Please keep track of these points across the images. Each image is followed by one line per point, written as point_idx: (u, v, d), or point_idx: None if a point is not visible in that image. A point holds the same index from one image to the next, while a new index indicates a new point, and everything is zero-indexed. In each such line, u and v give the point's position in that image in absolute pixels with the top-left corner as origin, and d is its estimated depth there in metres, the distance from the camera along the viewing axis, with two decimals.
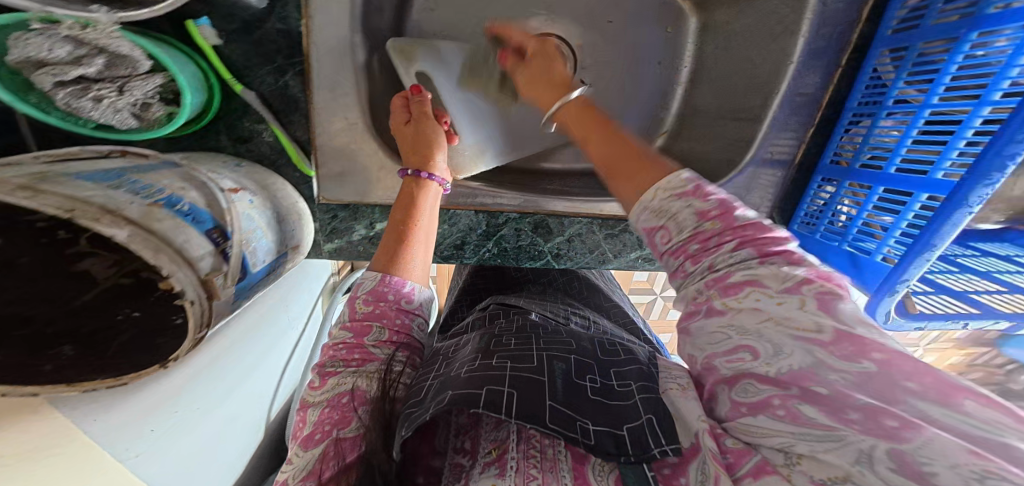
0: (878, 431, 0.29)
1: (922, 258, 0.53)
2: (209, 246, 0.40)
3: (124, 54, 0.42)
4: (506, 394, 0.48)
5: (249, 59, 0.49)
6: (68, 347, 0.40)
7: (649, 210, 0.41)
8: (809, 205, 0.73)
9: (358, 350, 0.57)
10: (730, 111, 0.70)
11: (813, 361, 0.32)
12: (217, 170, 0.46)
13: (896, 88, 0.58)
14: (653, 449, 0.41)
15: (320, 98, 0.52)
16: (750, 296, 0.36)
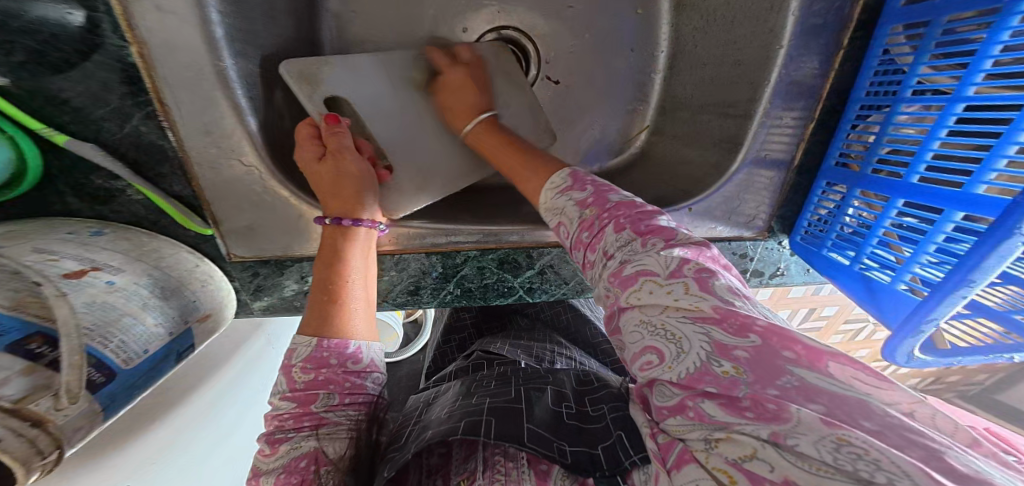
0: (765, 415, 0.25)
1: (954, 295, 0.36)
2: (17, 362, 0.30)
3: None
4: (484, 421, 0.43)
5: (97, 99, 0.41)
6: None
7: (551, 203, 0.43)
8: (812, 213, 0.55)
9: (307, 418, 0.44)
10: (717, 104, 0.57)
11: (708, 350, 0.28)
12: (54, 254, 0.38)
13: (915, 74, 0.41)
14: (625, 461, 0.34)
15: (197, 143, 0.44)
16: (643, 287, 0.33)
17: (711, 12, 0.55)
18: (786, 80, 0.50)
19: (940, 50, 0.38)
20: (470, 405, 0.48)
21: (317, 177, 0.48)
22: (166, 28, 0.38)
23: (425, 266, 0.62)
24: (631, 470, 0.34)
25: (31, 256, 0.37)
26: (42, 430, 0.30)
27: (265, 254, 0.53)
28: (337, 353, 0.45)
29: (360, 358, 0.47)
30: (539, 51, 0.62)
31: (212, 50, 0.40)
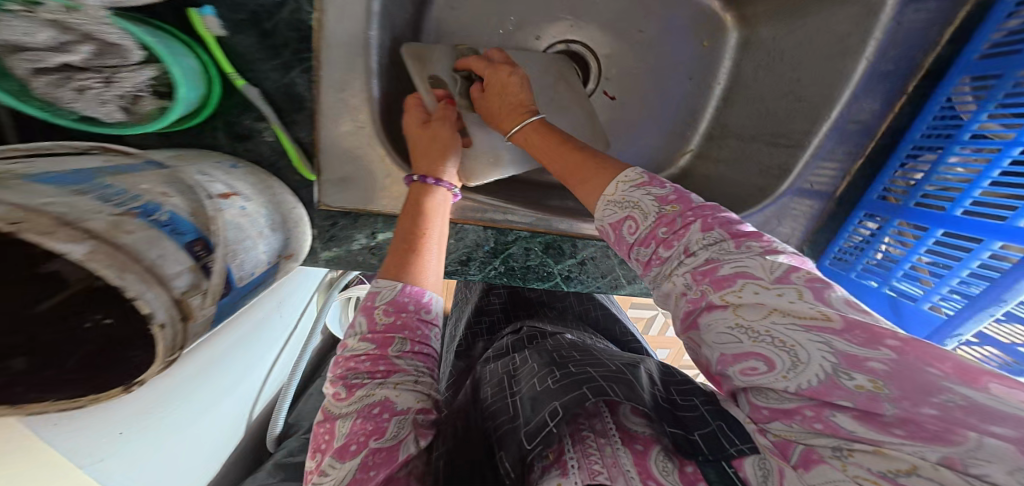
0: (924, 434, 0.28)
1: (985, 313, 0.45)
2: (187, 262, 0.35)
3: (116, 41, 0.34)
4: (603, 387, 0.45)
5: (253, 51, 0.46)
6: (20, 360, 0.34)
7: (612, 204, 0.45)
8: (847, 239, 0.62)
9: (383, 362, 0.46)
10: (770, 134, 0.62)
11: (831, 365, 0.31)
12: (207, 174, 0.43)
13: (977, 120, 0.47)
14: (729, 448, 0.37)
15: (327, 95, 0.50)
16: (743, 291, 0.36)
17: (778, 52, 0.61)
18: (844, 116, 0.55)
19: (1006, 101, 0.45)
20: (569, 375, 0.50)
21: (420, 139, 0.54)
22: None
23: (480, 239, 0.68)
24: (739, 458, 0.36)
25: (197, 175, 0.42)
26: (184, 326, 0.34)
27: (349, 208, 0.58)
28: (415, 299, 0.49)
29: (432, 309, 0.51)
30: (600, 69, 0.67)
31: (368, 21, 0.48)
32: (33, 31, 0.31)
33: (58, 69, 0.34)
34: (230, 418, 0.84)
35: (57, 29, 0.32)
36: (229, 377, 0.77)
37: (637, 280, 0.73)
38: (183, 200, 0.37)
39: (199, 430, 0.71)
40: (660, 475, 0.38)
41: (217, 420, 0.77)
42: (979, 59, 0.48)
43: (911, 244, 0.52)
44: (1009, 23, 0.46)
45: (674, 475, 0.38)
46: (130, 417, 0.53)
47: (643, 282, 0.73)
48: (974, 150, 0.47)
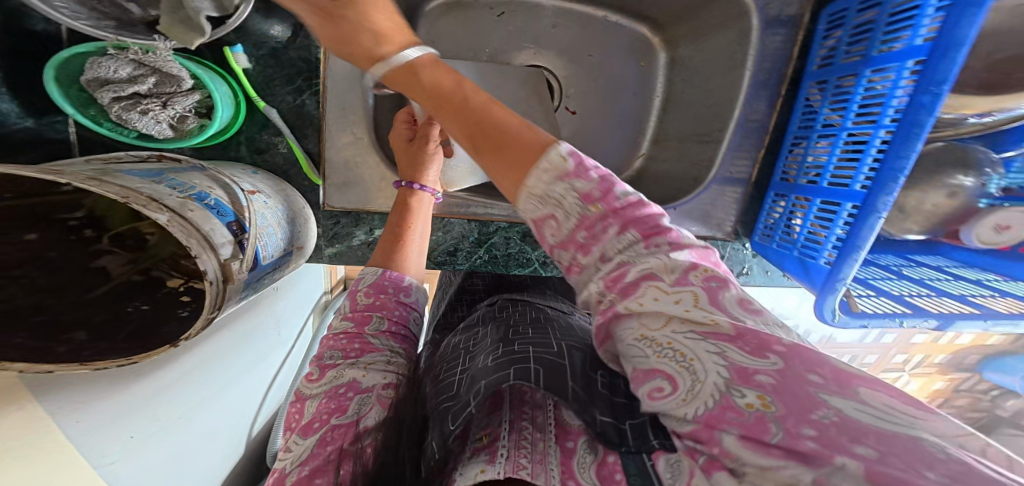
0: None
1: (852, 257, 0.52)
2: (229, 236, 0.45)
3: (174, 74, 0.46)
4: (537, 372, 0.40)
5: (270, 80, 0.58)
6: (81, 333, 0.43)
7: (533, 197, 0.33)
8: (766, 217, 0.73)
9: (357, 340, 0.49)
10: (696, 135, 0.74)
11: (727, 380, 0.25)
12: (238, 177, 0.54)
13: (822, 114, 0.61)
14: (654, 440, 0.34)
15: (331, 116, 0.62)
16: (646, 298, 0.29)
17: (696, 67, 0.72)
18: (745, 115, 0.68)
19: (834, 99, 0.59)
20: (512, 353, 0.45)
21: (406, 151, 0.63)
22: None
23: (466, 231, 0.79)
24: (659, 451, 0.34)
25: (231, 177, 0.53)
26: (229, 286, 0.44)
27: (350, 208, 0.68)
28: (393, 282, 0.54)
29: (411, 294, 0.56)
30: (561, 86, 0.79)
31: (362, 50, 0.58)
32: (120, 68, 0.44)
33: (130, 97, 0.46)
34: (235, 427, 0.82)
35: (133, 65, 0.45)
36: (235, 378, 0.76)
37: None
38: (224, 191, 0.48)
39: (208, 432, 0.69)
40: (581, 473, 0.35)
41: (226, 424, 0.76)
42: (817, 69, 0.63)
43: (806, 212, 0.63)
44: (826, 43, 0.61)
45: (592, 470, 0.35)
46: (138, 420, 0.51)
47: None
48: (829, 138, 0.59)
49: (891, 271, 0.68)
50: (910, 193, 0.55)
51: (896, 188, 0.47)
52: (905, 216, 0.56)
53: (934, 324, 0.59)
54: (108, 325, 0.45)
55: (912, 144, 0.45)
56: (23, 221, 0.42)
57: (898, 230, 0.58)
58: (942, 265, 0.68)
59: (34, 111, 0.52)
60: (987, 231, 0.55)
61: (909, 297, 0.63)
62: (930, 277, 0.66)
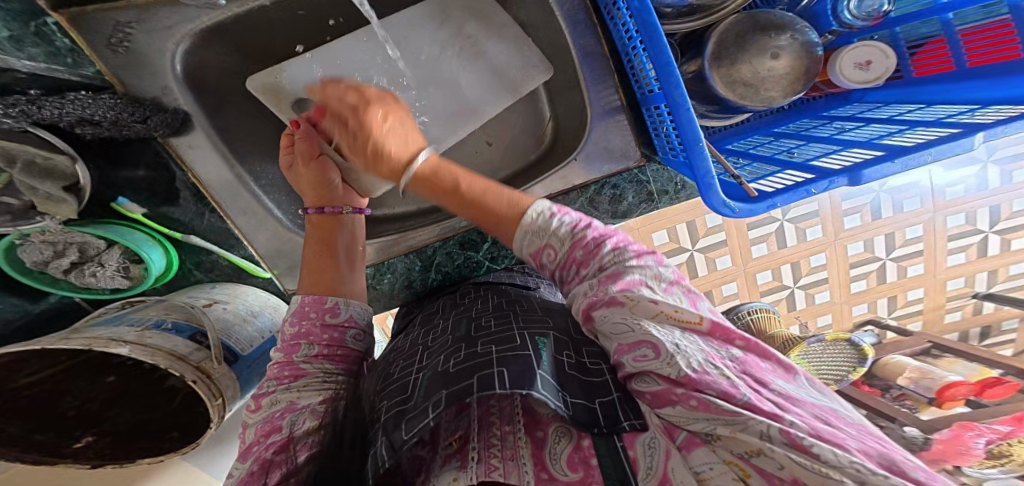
0: (766, 413, 0.29)
1: (699, 149, 0.46)
2: (194, 345, 0.56)
3: (83, 240, 0.57)
4: (496, 374, 0.36)
5: (177, 217, 0.63)
6: (174, 434, 0.60)
7: (527, 235, 0.43)
8: (657, 136, 0.62)
9: (286, 367, 0.46)
10: (566, 82, 0.67)
11: (703, 355, 0.34)
12: (195, 296, 0.64)
13: (618, 25, 0.54)
14: (622, 421, 0.35)
15: (240, 221, 0.64)
16: (640, 293, 0.37)
17: (538, 25, 0.64)
18: (581, 51, 0.61)
19: (617, 11, 0.52)
20: (475, 355, 0.41)
21: (292, 179, 0.58)
22: (197, 157, 0.58)
23: (408, 264, 0.76)
24: (631, 433, 0.34)
25: (187, 298, 0.64)
26: (209, 380, 0.54)
27: None
28: (316, 304, 0.51)
29: (342, 312, 0.52)
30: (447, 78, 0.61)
31: (226, 160, 0.59)
32: (40, 250, 0.55)
33: (74, 265, 0.59)
34: None
35: (51, 245, 0.56)
36: None
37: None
38: (176, 312, 0.59)
39: None
40: (554, 465, 0.33)
41: None
42: None
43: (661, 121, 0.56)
44: None
45: (564, 460, 0.33)
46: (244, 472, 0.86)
47: None
48: (633, 47, 0.53)
49: (802, 137, 0.59)
50: (738, 67, 0.50)
51: (677, 80, 0.44)
52: (755, 88, 0.50)
53: (843, 182, 0.47)
54: (191, 423, 0.61)
55: (656, 42, 0.43)
56: (95, 370, 0.60)
57: (763, 105, 0.52)
58: (858, 112, 0.57)
59: (35, 298, 0.63)
60: (853, 72, 0.51)
61: (820, 159, 0.53)
62: (845, 129, 0.55)
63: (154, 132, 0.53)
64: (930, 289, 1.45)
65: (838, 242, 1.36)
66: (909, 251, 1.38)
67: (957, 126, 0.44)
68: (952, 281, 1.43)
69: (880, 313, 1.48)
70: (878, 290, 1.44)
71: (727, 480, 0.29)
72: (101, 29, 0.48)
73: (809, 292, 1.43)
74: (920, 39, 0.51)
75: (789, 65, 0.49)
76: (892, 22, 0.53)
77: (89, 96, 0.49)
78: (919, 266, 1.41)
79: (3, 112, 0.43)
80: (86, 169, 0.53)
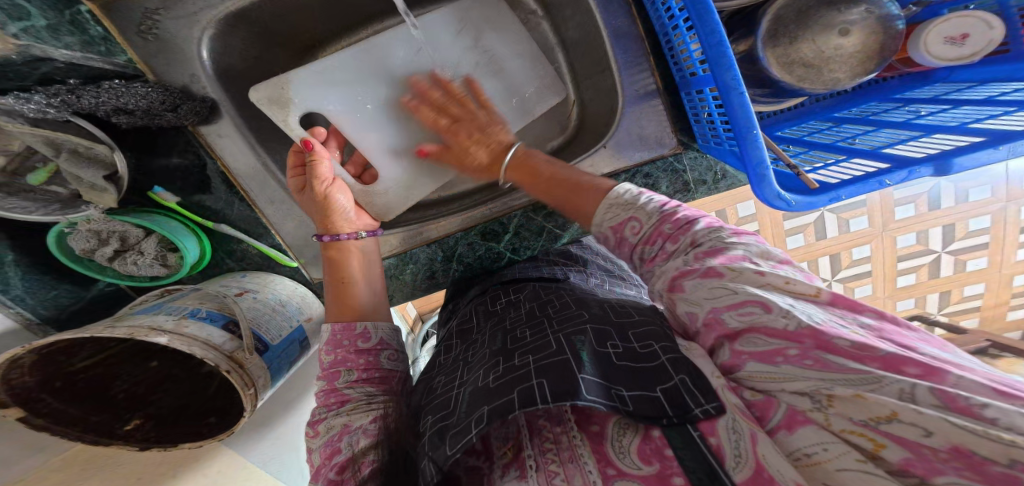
0: (915, 372, 0.24)
1: (751, 137, 0.42)
2: (227, 334, 0.56)
3: (123, 229, 0.57)
4: (536, 387, 0.32)
5: (208, 206, 0.64)
6: (213, 418, 0.61)
7: (611, 207, 0.40)
8: (697, 123, 0.58)
9: (332, 395, 0.44)
10: (596, 65, 0.62)
11: (824, 319, 0.28)
12: (225, 285, 0.65)
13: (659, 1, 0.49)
14: (690, 409, 0.29)
15: (268, 211, 0.64)
16: (745, 264, 0.32)
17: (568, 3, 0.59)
18: (614, 32, 0.57)
19: None
20: (513, 368, 0.37)
21: (306, 204, 0.55)
22: (225, 147, 0.58)
23: (430, 255, 0.74)
24: (708, 420, 0.28)
25: (220, 286, 0.65)
26: (241, 369, 0.55)
27: None
28: (346, 332, 0.47)
29: (373, 337, 0.48)
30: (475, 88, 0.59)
31: (253, 149, 0.59)
32: (85, 239, 0.55)
33: (115, 254, 0.59)
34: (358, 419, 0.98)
35: (93, 234, 0.56)
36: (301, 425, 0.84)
37: (569, 225, 0.74)
38: (209, 300, 0.59)
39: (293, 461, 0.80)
40: (622, 458, 0.29)
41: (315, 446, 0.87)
42: None
43: (705, 106, 0.51)
44: None
45: (635, 452, 0.29)
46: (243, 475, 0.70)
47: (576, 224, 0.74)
48: (675, 27, 0.49)
49: (869, 122, 0.52)
50: (798, 46, 0.44)
51: (730, 61, 0.39)
52: (817, 69, 0.44)
53: (927, 172, 0.42)
54: (228, 408, 0.62)
55: (706, 20, 0.39)
56: (140, 356, 0.62)
57: (825, 88, 0.46)
58: (942, 93, 0.50)
59: (86, 284, 0.66)
60: (941, 47, 0.45)
61: (891, 147, 0.47)
62: (925, 112, 0.49)
63: (184, 120, 0.53)
64: (992, 285, 1.34)
65: (886, 233, 1.25)
66: (972, 245, 1.26)
67: None
68: (1019, 275, 1.32)
69: (930, 308, 1.38)
70: (928, 285, 1.33)
71: (850, 461, 0.24)
72: (129, 17, 0.48)
73: (850, 286, 1.34)
74: None
75: (860, 44, 0.43)
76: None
77: (123, 84, 0.48)
78: (981, 260, 1.29)
79: (46, 102, 0.44)
80: (124, 158, 0.53)
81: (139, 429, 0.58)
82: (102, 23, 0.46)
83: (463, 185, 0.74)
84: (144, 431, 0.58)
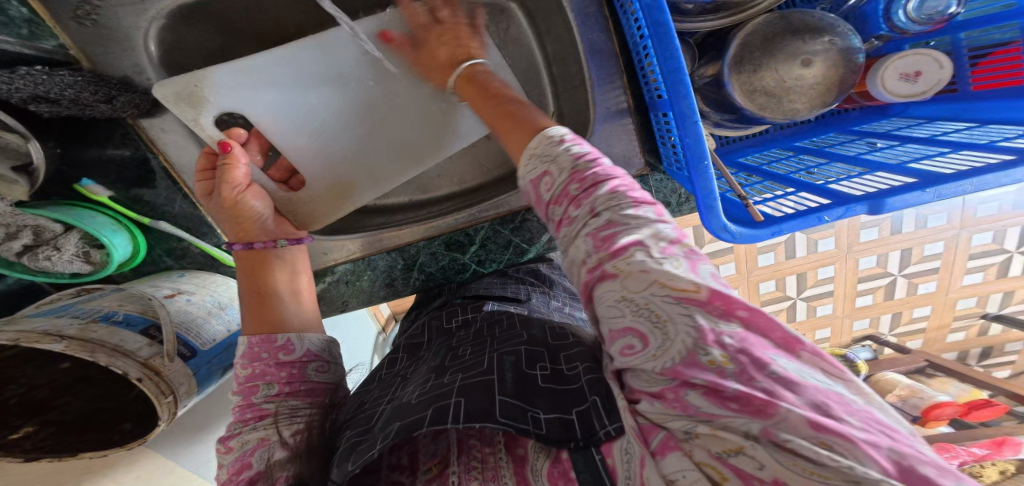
0: (752, 407, 0.21)
1: (705, 169, 0.40)
2: (145, 340, 0.52)
3: (36, 223, 0.52)
4: (455, 404, 0.31)
5: (148, 202, 0.60)
6: (128, 424, 0.61)
7: (531, 158, 0.32)
8: (662, 146, 0.57)
9: (248, 411, 0.40)
10: (571, 78, 0.61)
11: (694, 336, 0.22)
12: (154, 286, 0.60)
13: (630, 19, 0.48)
14: (594, 430, 0.28)
15: None
16: (630, 260, 0.25)
17: (547, 14, 0.58)
18: (589, 48, 0.56)
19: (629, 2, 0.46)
20: (439, 385, 0.35)
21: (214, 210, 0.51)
22: (170, 142, 0.54)
23: (390, 262, 0.72)
24: (608, 442, 0.27)
25: (148, 287, 0.60)
26: (158, 378, 0.51)
27: None
28: (265, 345, 0.42)
29: (298, 348, 0.44)
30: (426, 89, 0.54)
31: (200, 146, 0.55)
32: None
33: (28, 250, 0.54)
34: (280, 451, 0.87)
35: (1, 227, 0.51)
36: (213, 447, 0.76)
37: (536, 240, 0.73)
38: (132, 303, 0.55)
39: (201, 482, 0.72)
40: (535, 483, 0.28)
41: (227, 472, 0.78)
42: None
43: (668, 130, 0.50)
44: None
45: (545, 477, 0.28)
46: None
47: (543, 239, 0.72)
48: (645, 47, 0.48)
49: (824, 155, 0.53)
50: (762, 74, 0.43)
51: (687, 90, 0.38)
52: (777, 99, 0.44)
53: (862, 210, 0.41)
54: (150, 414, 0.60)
55: (666, 44, 0.37)
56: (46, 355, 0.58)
57: (785, 117, 0.46)
58: (895, 128, 0.51)
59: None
60: (895, 83, 0.46)
61: (838, 182, 0.47)
62: (877, 148, 0.50)
63: (121, 113, 0.48)
64: (937, 308, 1.39)
65: (851, 255, 1.28)
66: (926, 268, 1.30)
67: (1010, 153, 0.39)
68: (963, 301, 1.37)
69: (881, 329, 1.43)
70: (885, 306, 1.38)
71: None
72: (63, 1, 0.43)
73: (812, 305, 1.37)
74: (989, 46, 0.45)
75: (821, 75, 0.43)
76: (955, 27, 0.46)
77: (44, 72, 0.43)
78: (931, 284, 1.34)
79: None
80: (41, 148, 0.48)
81: (31, 437, 0.56)
82: (28, 5, 0.42)
83: (432, 192, 0.71)
84: (37, 439, 0.56)
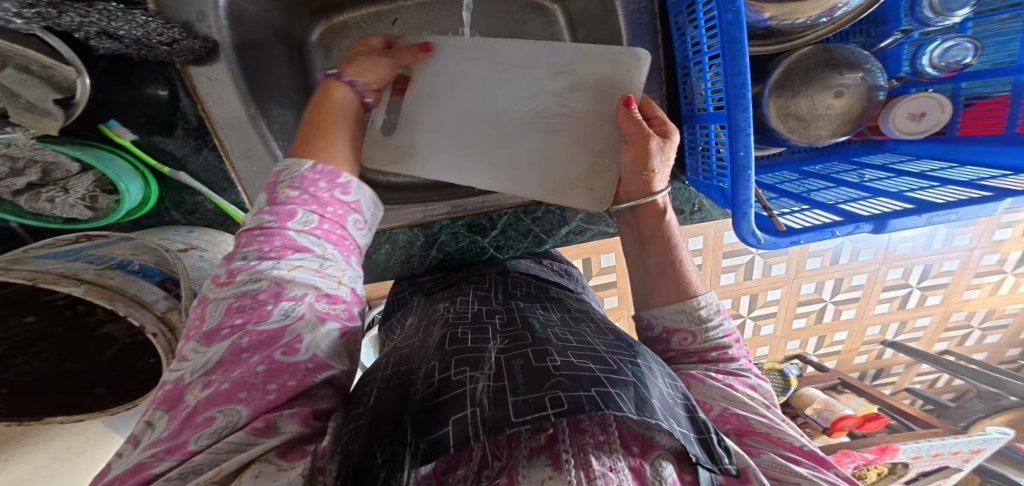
0: None
1: (744, 175, 0.46)
2: (162, 292, 0.49)
3: (53, 160, 0.49)
4: (618, 395, 0.29)
5: (166, 150, 0.57)
6: (101, 388, 0.53)
7: (680, 312, 0.46)
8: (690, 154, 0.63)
9: (273, 237, 0.35)
10: None
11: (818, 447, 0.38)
12: (168, 238, 0.57)
13: (688, 35, 0.53)
14: (722, 464, 0.31)
15: (241, 167, 0.57)
16: (755, 392, 0.43)
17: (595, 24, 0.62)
18: None
19: (691, 19, 0.51)
20: (572, 360, 0.34)
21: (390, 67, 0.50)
22: (212, 91, 0.52)
23: (411, 238, 0.72)
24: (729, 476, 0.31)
25: (161, 238, 0.57)
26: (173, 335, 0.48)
27: None
28: (330, 174, 0.39)
29: (355, 193, 0.41)
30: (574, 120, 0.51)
31: (243, 98, 0.53)
32: None
33: (30, 189, 0.50)
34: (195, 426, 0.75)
35: (9, 161, 0.47)
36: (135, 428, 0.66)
37: (554, 232, 0.75)
38: (147, 254, 0.51)
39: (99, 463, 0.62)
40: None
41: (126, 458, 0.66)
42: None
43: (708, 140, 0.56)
44: None
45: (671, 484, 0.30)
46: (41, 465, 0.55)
47: (561, 232, 0.75)
48: (698, 62, 0.53)
49: (830, 179, 0.60)
50: (797, 100, 0.50)
51: (746, 104, 0.43)
52: (806, 124, 0.51)
53: (868, 228, 0.48)
54: (125, 378, 0.54)
55: (737, 60, 0.42)
56: (13, 308, 0.50)
57: (808, 141, 0.52)
58: (888, 162, 0.59)
59: None
60: (904, 121, 0.54)
61: (844, 204, 0.54)
62: (874, 177, 0.58)
63: (176, 57, 0.49)
64: (852, 332, 1.56)
65: (796, 279, 1.42)
66: (850, 296, 1.46)
67: (990, 189, 0.47)
68: (871, 328, 1.55)
69: (808, 349, 1.59)
70: (816, 328, 1.52)
71: None
72: None
73: (758, 323, 1.49)
74: (978, 97, 0.54)
75: (847, 107, 0.49)
76: (963, 76, 0.55)
77: (121, 8, 0.44)
78: (851, 311, 1.50)
79: (17, 11, 0.40)
80: (88, 85, 0.48)
81: None
82: None
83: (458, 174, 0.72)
84: None
